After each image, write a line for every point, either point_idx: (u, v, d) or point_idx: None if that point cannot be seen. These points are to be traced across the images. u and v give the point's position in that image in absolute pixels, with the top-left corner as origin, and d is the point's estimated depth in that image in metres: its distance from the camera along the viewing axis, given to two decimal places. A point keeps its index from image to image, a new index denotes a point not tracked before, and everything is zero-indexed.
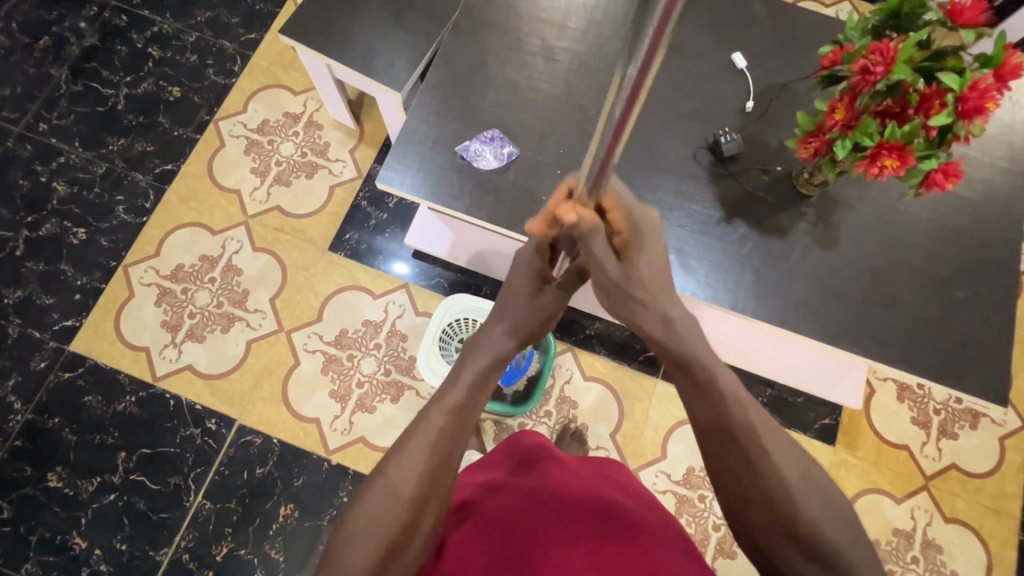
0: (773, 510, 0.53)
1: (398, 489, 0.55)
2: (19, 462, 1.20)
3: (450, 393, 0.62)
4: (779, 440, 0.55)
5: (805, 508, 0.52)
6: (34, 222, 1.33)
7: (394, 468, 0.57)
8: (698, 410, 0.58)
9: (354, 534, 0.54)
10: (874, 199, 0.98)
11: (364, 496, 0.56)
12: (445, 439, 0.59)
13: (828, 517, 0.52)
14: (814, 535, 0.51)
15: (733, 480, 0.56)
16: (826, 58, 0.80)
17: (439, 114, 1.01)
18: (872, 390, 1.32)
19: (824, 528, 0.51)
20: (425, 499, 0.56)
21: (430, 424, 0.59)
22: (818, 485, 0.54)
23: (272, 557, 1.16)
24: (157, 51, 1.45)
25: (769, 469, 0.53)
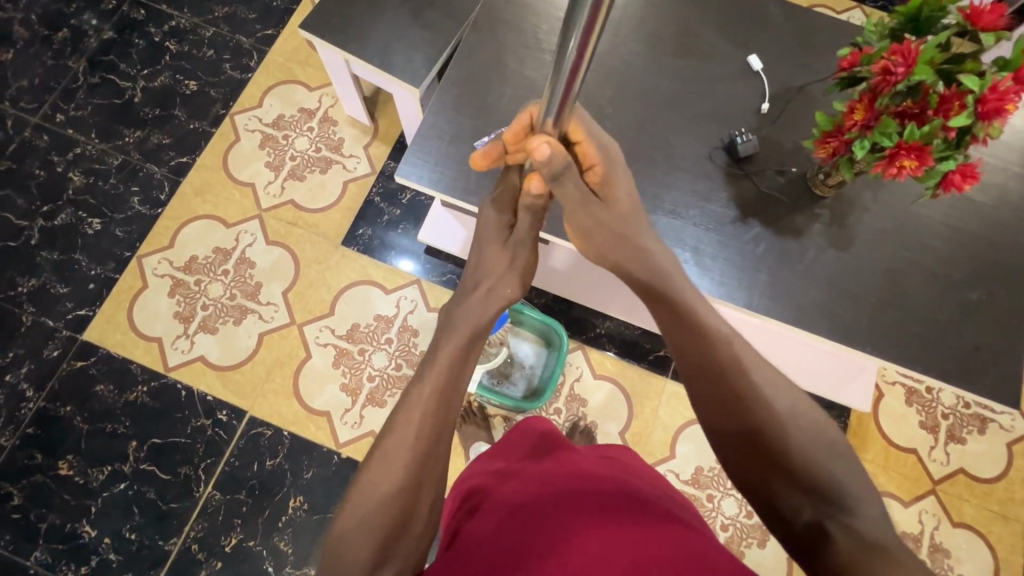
0: (767, 447, 0.55)
1: (389, 474, 0.57)
2: (30, 449, 1.20)
3: (429, 375, 0.62)
4: (770, 375, 0.58)
5: (797, 440, 0.55)
6: (49, 212, 1.34)
7: (380, 459, 0.58)
8: (688, 361, 0.61)
9: (350, 530, 0.55)
10: (888, 201, 0.99)
11: (356, 492, 0.57)
12: (428, 416, 0.60)
13: (819, 448, 0.55)
14: (809, 467, 0.54)
15: (728, 424, 0.57)
16: (845, 60, 0.81)
17: (457, 110, 1.02)
18: (881, 393, 1.32)
19: (817, 460, 0.54)
20: (418, 480, 0.57)
21: (412, 404, 0.60)
22: (809, 419, 0.57)
23: (281, 549, 1.16)
24: (174, 45, 1.46)
25: (762, 403, 0.56)
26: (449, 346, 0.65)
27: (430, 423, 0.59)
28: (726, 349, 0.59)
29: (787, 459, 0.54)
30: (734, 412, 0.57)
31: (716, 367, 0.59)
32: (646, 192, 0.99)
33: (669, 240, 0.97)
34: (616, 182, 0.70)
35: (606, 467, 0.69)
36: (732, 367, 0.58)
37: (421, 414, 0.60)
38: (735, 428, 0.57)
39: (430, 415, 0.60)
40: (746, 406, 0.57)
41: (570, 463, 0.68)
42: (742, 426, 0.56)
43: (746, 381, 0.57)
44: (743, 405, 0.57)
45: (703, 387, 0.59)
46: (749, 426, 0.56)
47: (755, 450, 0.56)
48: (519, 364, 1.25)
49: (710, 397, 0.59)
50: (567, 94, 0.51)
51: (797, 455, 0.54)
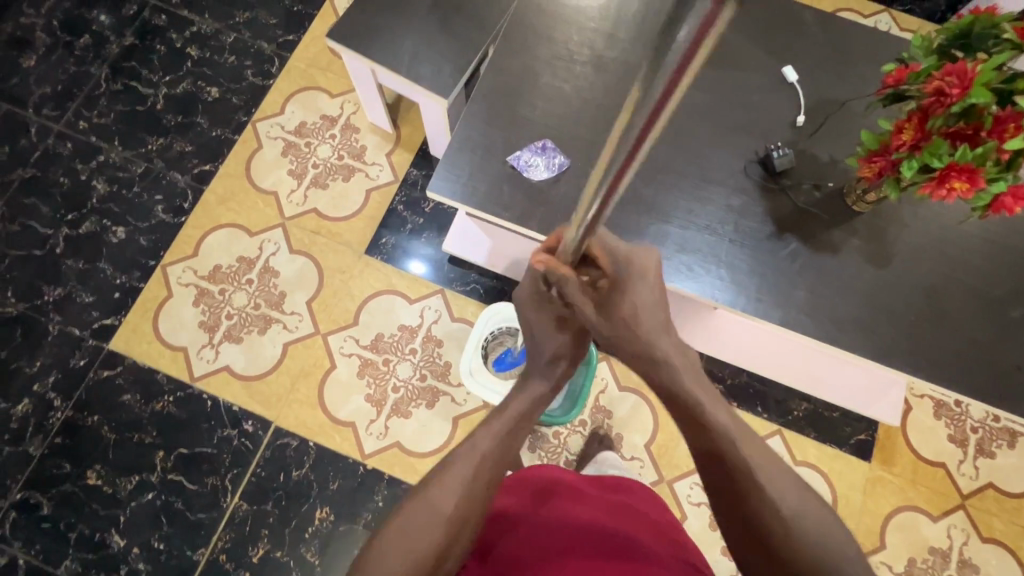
0: (771, 547, 0.54)
1: (440, 505, 0.57)
2: (58, 459, 1.20)
3: (496, 419, 0.64)
4: (780, 472, 0.56)
5: (804, 542, 0.52)
6: (74, 221, 1.34)
7: (437, 486, 0.58)
8: (697, 450, 0.60)
9: (391, 546, 0.55)
10: (928, 217, 0.97)
11: (406, 510, 0.57)
12: (486, 461, 0.60)
13: (830, 553, 0.52)
14: (816, 572, 0.52)
15: (734, 516, 0.57)
16: (890, 76, 0.79)
17: (488, 123, 1.01)
18: (909, 407, 1.30)
19: (826, 567, 0.52)
20: (465, 519, 0.58)
21: (474, 444, 0.61)
22: (822, 518, 0.54)
23: (307, 560, 1.16)
24: (195, 51, 1.45)
25: (764, 499, 0.54)
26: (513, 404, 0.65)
27: (489, 466, 0.60)
28: (728, 445, 0.57)
29: (793, 563, 0.53)
30: (739, 508, 0.56)
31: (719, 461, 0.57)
32: (680, 208, 0.97)
33: (703, 256, 0.96)
34: (634, 289, 0.60)
35: (614, 521, 0.67)
36: (732, 462, 0.56)
37: (484, 454, 0.61)
38: (742, 521, 0.56)
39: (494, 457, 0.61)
40: (751, 504, 0.55)
41: (575, 520, 0.66)
42: (748, 521, 0.55)
43: (751, 481, 0.55)
44: (749, 504, 0.55)
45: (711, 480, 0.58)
46: (753, 523, 0.55)
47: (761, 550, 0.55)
48: None
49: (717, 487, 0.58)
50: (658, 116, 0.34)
51: (805, 560, 0.52)
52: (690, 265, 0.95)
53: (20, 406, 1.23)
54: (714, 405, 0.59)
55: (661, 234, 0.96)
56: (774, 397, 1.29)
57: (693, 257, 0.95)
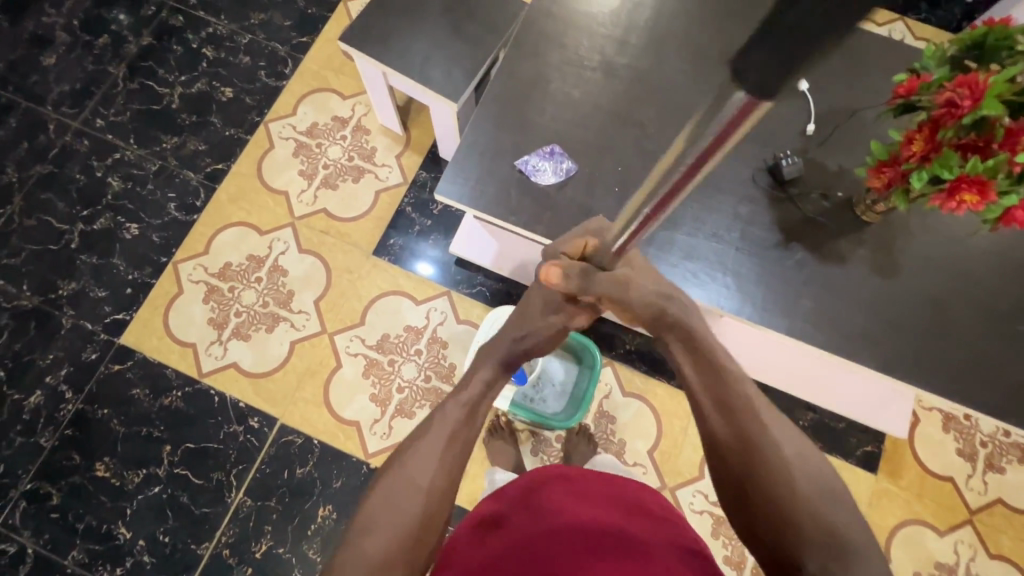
0: (771, 484, 0.53)
1: (416, 478, 0.58)
2: (68, 450, 1.22)
3: (462, 390, 0.66)
4: (780, 419, 0.58)
5: (803, 481, 0.53)
6: (89, 216, 1.36)
7: (411, 459, 0.59)
8: (700, 389, 0.61)
9: (372, 524, 0.55)
10: (939, 229, 0.96)
11: (381, 485, 0.58)
12: (457, 429, 0.62)
13: (828, 495, 0.52)
14: (813, 513, 0.51)
15: (735, 454, 0.56)
16: (902, 86, 0.79)
17: (497, 128, 1.01)
18: (917, 419, 1.29)
19: (822, 507, 0.51)
20: (442, 488, 0.59)
21: (444, 415, 0.63)
22: (822, 468, 0.54)
23: (309, 556, 1.17)
24: (211, 51, 1.47)
25: (766, 434, 0.56)
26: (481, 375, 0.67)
27: (460, 433, 0.62)
28: (734, 381, 0.60)
29: (793, 499, 0.52)
30: (739, 448, 0.56)
31: (722, 402, 0.59)
32: (687, 215, 0.97)
33: (709, 264, 0.95)
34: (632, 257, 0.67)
35: (608, 512, 0.67)
36: (737, 396, 0.59)
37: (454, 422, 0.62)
38: (741, 462, 0.56)
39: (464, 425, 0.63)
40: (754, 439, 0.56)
41: (569, 513, 0.66)
42: (747, 463, 0.55)
43: (754, 418, 0.57)
44: (752, 441, 0.56)
45: (714, 415, 0.59)
46: (754, 458, 0.55)
47: (760, 486, 0.54)
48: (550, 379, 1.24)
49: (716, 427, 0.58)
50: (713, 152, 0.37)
51: (804, 501, 0.51)
52: (697, 273, 0.95)
53: (32, 398, 1.25)
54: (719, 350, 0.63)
55: (667, 241, 0.96)
56: (780, 406, 1.28)
57: (699, 265, 0.95)
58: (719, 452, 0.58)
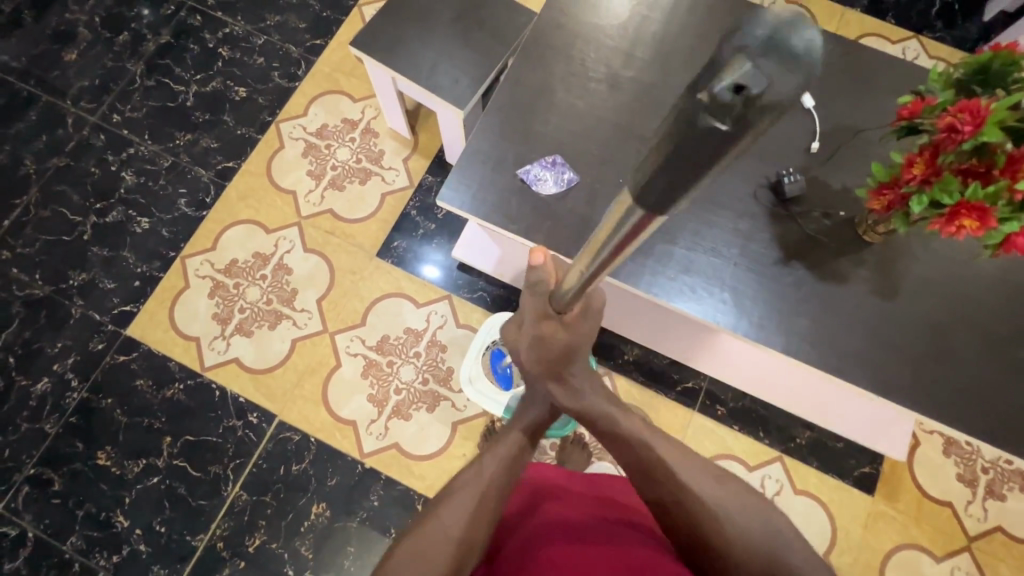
0: (702, 532, 0.62)
1: (450, 528, 0.63)
2: (71, 438, 1.25)
3: (501, 445, 0.72)
4: (694, 469, 0.66)
5: (728, 525, 0.61)
6: (101, 209, 1.39)
7: (446, 512, 0.65)
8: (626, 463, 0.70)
9: (403, 562, 0.61)
10: (941, 252, 0.95)
11: (417, 530, 0.64)
12: (493, 485, 0.68)
13: (750, 528, 0.61)
14: (742, 549, 0.60)
15: (672, 516, 0.65)
16: (905, 108, 0.79)
17: (501, 136, 1.02)
18: (917, 442, 1.27)
19: (746, 539, 0.60)
20: (474, 541, 0.64)
21: (481, 470, 0.69)
22: (743, 503, 0.63)
23: (301, 553, 1.19)
24: (227, 51, 1.50)
25: (686, 495, 0.64)
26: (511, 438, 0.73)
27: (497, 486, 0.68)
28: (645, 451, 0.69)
29: (725, 548, 0.61)
30: (670, 502, 0.65)
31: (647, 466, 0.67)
32: (686, 229, 0.97)
33: (707, 279, 0.95)
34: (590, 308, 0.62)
35: (596, 510, 0.74)
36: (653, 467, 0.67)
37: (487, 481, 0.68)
38: (675, 515, 0.65)
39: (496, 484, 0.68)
40: (679, 502, 0.64)
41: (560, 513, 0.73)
42: (677, 514, 0.65)
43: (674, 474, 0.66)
44: (676, 494, 0.65)
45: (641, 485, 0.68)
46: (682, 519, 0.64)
47: (697, 540, 0.63)
48: None
49: (649, 487, 0.67)
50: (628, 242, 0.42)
51: (732, 538, 0.61)
52: (694, 287, 0.95)
53: (39, 385, 1.28)
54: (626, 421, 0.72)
55: (666, 255, 0.96)
56: (777, 423, 1.27)
57: (697, 280, 0.95)
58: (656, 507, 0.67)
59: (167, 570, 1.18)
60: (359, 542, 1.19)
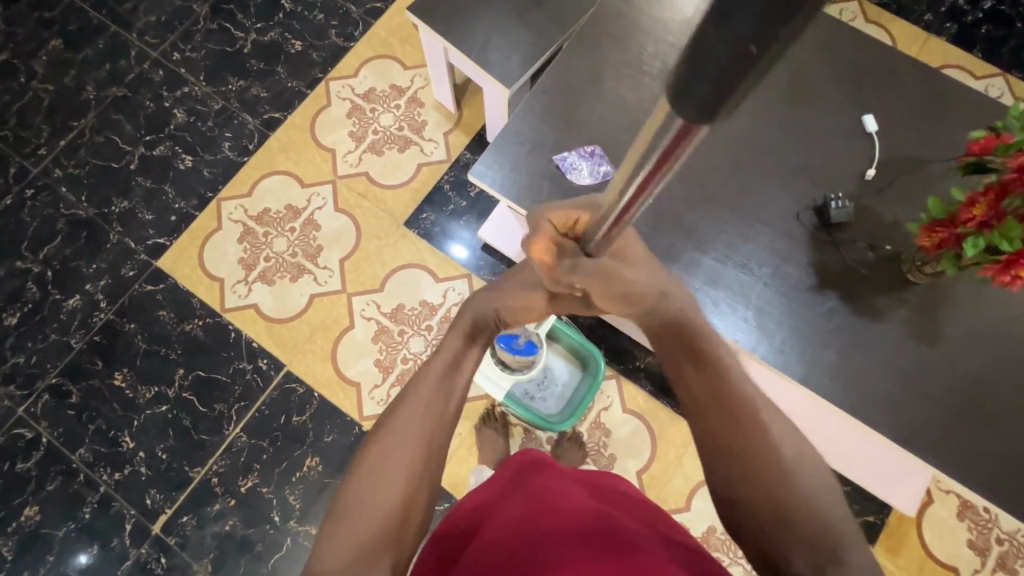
0: (773, 481, 0.55)
1: (391, 463, 0.59)
2: (93, 355, 1.30)
3: (432, 365, 0.65)
4: (778, 420, 0.59)
5: (801, 483, 0.55)
6: (150, 142, 1.44)
7: (388, 441, 0.60)
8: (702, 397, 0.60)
9: (350, 506, 0.58)
10: (991, 304, 0.89)
11: (362, 469, 0.60)
12: (431, 407, 0.62)
13: (820, 496, 0.55)
14: (810, 519, 0.53)
15: (738, 459, 0.57)
16: (976, 144, 0.73)
17: (543, 120, 1.00)
18: (931, 499, 1.21)
19: (813, 508, 0.54)
20: (419, 468, 0.60)
21: (418, 391, 0.63)
22: (814, 465, 0.57)
23: (289, 501, 1.22)
24: (289, 3, 1.51)
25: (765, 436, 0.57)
26: (450, 346, 0.65)
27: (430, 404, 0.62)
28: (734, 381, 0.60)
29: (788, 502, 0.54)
30: (743, 450, 0.57)
31: (723, 405, 0.59)
32: (719, 240, 0.94)
33: (732, 294, 0.92)
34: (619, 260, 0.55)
35: (589, 499, 0.68)
36: (738, 403, 0.59)
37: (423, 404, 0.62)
38: (746, 462, 0.57)
39: (433, 407, 0.62)
40: (756, 447, 0.57)
41: (550, 501, 0.67)
42: (741, 464, 0.57)
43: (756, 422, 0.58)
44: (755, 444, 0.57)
45: (713, 423, 0.59)
46: (754, 463, 0.56)
47: (755, 491, 0.56)
48: (553, 380, 1.22)
49: (714, 436, 0.59)
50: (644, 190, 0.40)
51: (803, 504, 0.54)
52: (718, 301, 0.92)
53: (71, 301, 1.33)
54: (723, 353, 0.60)
55: (693, 263, 0.93)
56: None
57: (722, 294, 0.92)
58: (713, 453, 0.59)
59: (163, 496, 1.23)
60: None
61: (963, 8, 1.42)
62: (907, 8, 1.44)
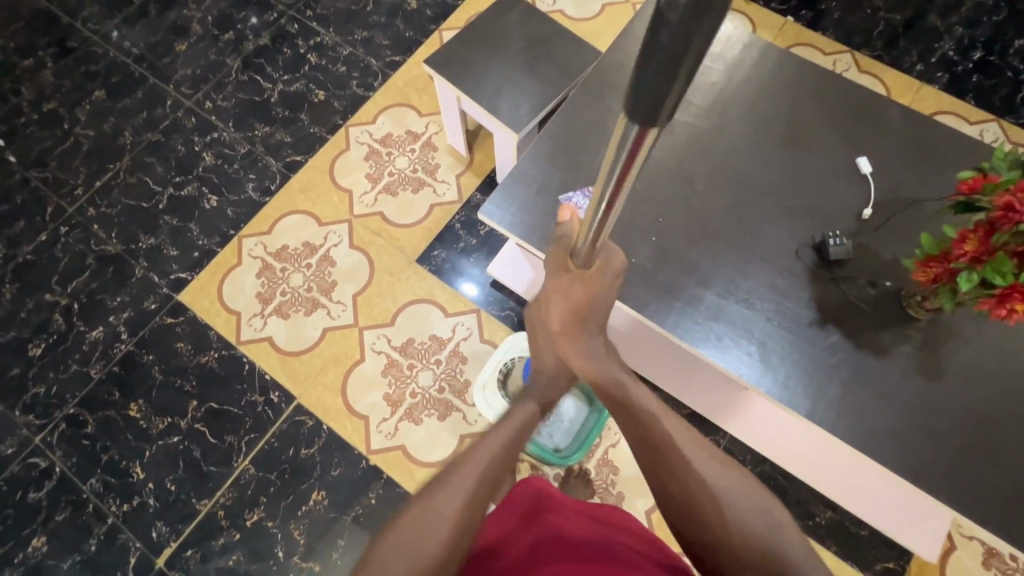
0: (700, 511, 0.60)
1: (446, 508, 0.60)
2: (110, 386, 1.34)
3: (500, 429, 0.70)
4: (697, 451, 0.64)
5: (727, 509, 0.59)
6: (179, 183, 1.52)
7: (444, 488, 0.62)
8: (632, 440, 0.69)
9: (398, 540, 0.58)
10: (995, 339, 0.90)
11: (411, 511, 0.61)
12: (495, 461, 0.66)
13: (749, 518, 0.59)
14: (745, 543, 0.57)
15: (670, 492, 0.63)
16: (965, 183, 0.76)
17: (549, 162, 1.06)
18: (954, 545, 1.16)
19: (745, 531, 0.58)
20: (470, 522, 0.61)
21: (484, 447, 0.67)
22: (740, 484, 0.61)
23: (294, 536, 1.21)
24: (314, 58, 1.63)
25: (688, 472, 0.62)
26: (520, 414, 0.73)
27: (500, 458, 0.67)
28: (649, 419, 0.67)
29: (720, 532, 0.58)
30: (669, 487, 0.63)
31: (648, 444, 0.66)
32: (721, 276, 0.96)
33: (735, 328, 0.94)
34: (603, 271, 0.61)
35: (587, 529, 0.70)
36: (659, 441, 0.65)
37: (489, 456, 0.66)
38: (671, 501, 0.63)
39: (496, 461, 0.66)
40: (682, 479, 0.62)
41: (556, 529, 0.69)
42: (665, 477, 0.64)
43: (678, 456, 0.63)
44: (674, 479, 0.62)
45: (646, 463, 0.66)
46: (680, 496, 0.62)
47: (692, 525, 0.61)
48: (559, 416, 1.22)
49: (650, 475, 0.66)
50: (620, 194, 0.41)
51: (734, 534, 0.58)
52: (721, 336, 0.93)
53: (94, 332, 1.38)
54: (640, 398, 0.70)
55: (696, 298, 0.95)
56: (796, 496, 1.20)
57: (724, 328, 0.94)
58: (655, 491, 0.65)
59: (169, 528, 1.23)
60: (349, 537, 1.20)
61: (953, 58, 1.49)
62: (899, 59, 1.51)
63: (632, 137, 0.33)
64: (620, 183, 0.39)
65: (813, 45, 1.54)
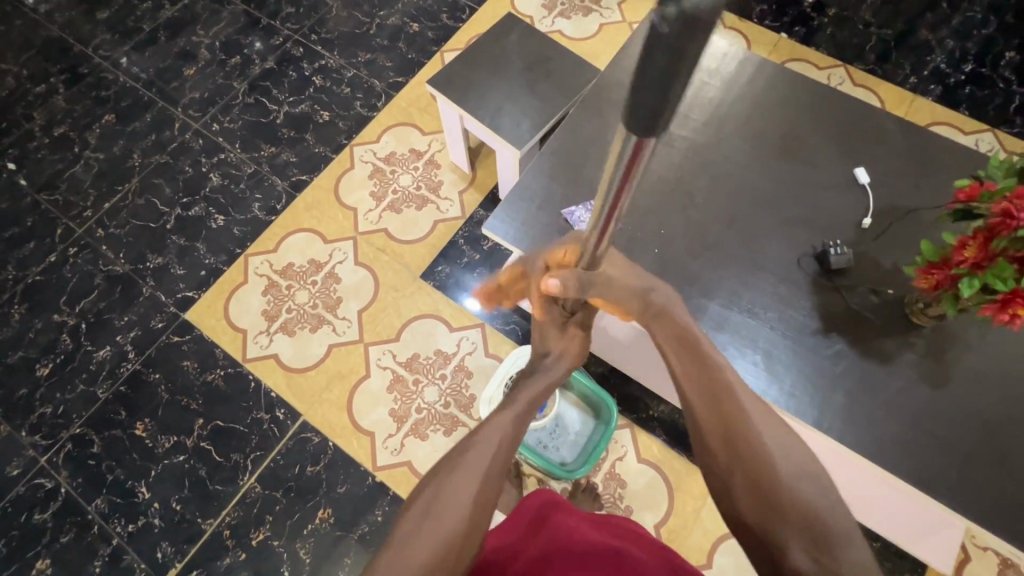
0: (755, 466, 0.58)
1: (459, 490, 0.60)
2: (117, 405, 1.34)
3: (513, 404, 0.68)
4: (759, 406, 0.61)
5: (784, 469, 0.57)
6: (186, 203, 1.54)
7: (457, 469, 0.62)
8: (689, 381, 0.62)
9: (416, 522, 0.59)
10: (999, 345, 0.90)
11: (427, 493, 0.61)
12: (507, 438, 0.64)
13: (802, 483, 0.56)
14: (798, 504, 0.55)
15: (726, 443, 0.59)
16: (962, 192, 0.77)
17: (551, 177, 1.08)
18: (968, 556, 1.15)
19: (798, 494, 0.56)
20: (484, 501, 0.61)
21: (495, 425, 0.65)
22: (798, 449, 0.59)
23: (300, 556, 1.20)
24: (319, 80, 1.66)
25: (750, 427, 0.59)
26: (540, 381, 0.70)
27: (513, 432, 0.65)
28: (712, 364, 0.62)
29: (772, 490, 0.56)
30: (724, 438, 0.60)
31: (710, 386, 0.61)
32: (724, 287, 0.97)
33: (739, 338, 0.94)
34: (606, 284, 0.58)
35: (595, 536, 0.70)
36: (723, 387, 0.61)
37: (501, 435, 0.64)
38: (722, 451, 0.60)
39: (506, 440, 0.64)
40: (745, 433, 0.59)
41: (568, 538, 0.68)
42: (725, 427, 0.60)
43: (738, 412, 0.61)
44: (732, 432, 0.59)
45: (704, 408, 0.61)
46: (737, 449, 0.59)
47: (739, 478, 0.58)
48: (565, 429, 1.23)
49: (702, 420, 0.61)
50: (623, 192, 0.39)
51: (786, 495, 0.56)
52: (726, 345, 0.94)
53: (101, 351, 1.39)
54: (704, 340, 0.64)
55: (700, 308, 0.96)
56: None
57: (729, 337, 0.94)
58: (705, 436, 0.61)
59: (174, 549, 1.22)
60: (355, 556, 1.19)
61: (945, 71, 1.52)
62: (892, 72, 1.54)
63: (631, 146, 0.33)
64: (624, 182, 0.38)
65: (807, 60, 1.57)
